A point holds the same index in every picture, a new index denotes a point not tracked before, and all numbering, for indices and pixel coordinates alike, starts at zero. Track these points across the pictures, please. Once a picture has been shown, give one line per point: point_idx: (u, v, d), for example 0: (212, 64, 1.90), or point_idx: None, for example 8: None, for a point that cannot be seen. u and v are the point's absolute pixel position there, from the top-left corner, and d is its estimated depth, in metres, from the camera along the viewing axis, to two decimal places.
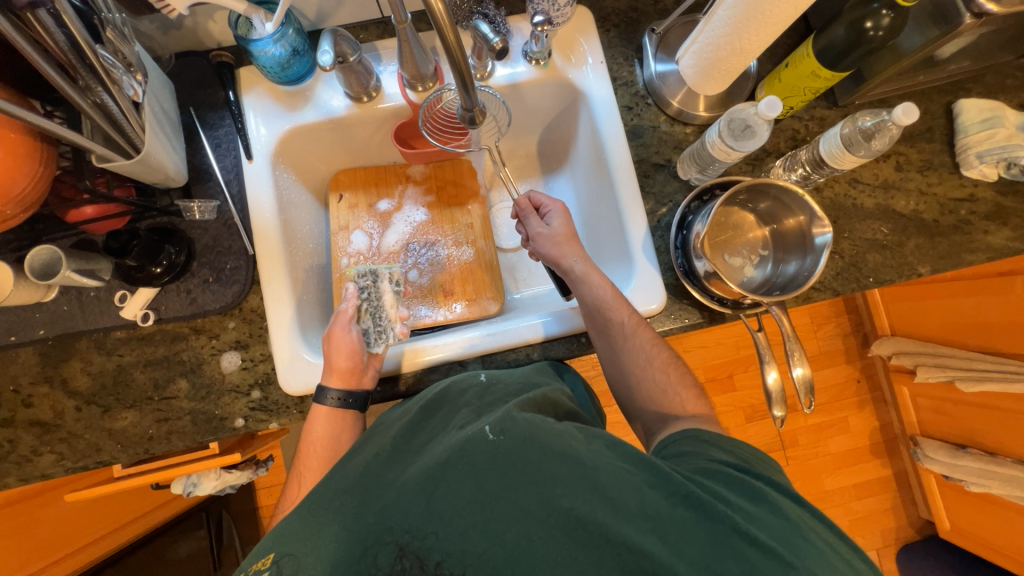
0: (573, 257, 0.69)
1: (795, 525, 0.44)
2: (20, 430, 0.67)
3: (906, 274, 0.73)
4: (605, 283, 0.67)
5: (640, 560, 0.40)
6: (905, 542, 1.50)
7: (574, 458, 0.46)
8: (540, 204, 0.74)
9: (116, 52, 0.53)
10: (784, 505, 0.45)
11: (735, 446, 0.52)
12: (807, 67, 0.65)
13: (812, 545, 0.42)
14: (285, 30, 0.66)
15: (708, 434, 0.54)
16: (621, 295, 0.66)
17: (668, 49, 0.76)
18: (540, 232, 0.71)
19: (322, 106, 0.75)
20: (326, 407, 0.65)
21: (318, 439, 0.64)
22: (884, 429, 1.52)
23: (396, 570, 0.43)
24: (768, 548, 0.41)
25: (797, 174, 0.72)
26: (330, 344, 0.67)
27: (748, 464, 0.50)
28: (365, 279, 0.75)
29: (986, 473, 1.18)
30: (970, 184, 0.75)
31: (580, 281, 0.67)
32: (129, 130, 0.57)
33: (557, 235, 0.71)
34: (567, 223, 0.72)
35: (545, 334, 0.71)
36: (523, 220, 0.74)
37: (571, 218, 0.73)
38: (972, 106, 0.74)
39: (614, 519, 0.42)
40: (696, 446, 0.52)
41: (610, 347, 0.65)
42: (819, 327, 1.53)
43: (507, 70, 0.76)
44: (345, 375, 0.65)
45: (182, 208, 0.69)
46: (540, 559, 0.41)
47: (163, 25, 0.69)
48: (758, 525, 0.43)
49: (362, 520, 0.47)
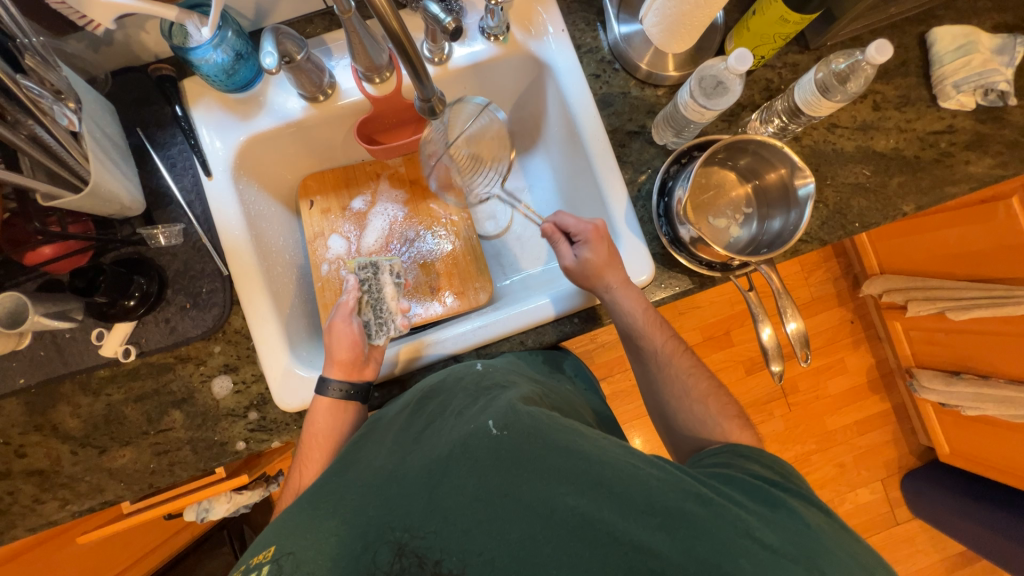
0: (606, 287, 0.65)
1: (814, 532, 0.44)
2: (18, 481, 0.66)
3: (891, 215, 0.73)
4: (638, 314, 0.65)
5: (645, 559, 0.41)
6: (908, 469, 1.55)
7: (579, 453, 0.46)
8: (570, 229, 0.68)
9: (41, 81, 0.50)
10: (804, 512, 0.46)
11: (771, 460, 0.54)
12: (774, 12, 0.62)
13: (832, 551, 0.42)
14: (223, 33, 0.62)
15: (743, 448, 0.55)
16: (653, 319, 0.66)
17: (630, 9, 0.73)
18: (569, 264, 0.67)
19: (276, 110, 0.71)
20: (328, 399, 0.64)
21: (320, 430, 0.64)
22: (880, 365, 1.56)
23: (396, 569, 0.44)
24: (782, 552, 0.41)
25: (774, 125, 0.70)
26: (330, 336, 0.67)
27: (780, 478, 0.51)
28: (366, 272, 0.74)
29: (981, 396, 1.21)
30: (948, 116, 0.74)
31: (614, 309, 0.66)
32: (71, 162, 0.53)
33: (586, 267, 0.65)
34: (599, 252, 0.65)
35: (557, 312, 0.70)
36: (553, 246, 0.70)
37: (606, 242, 0.66)
38: (946, 33, 0.72)
39: (620, 517, 0.42)
40: (732, 459, 0.54)
41: (647, 376, 0.69)
42: (809, 275, 1.54)
43: (465, 50, 0.72)
44: (346, 367, 0.65)
45: (146, 235, 0.66)
46: (542, 557, 0.41)
47: (92, 43, 0.64)
48: (772, 528, 0.43)
49: (362, 515, 0.47)
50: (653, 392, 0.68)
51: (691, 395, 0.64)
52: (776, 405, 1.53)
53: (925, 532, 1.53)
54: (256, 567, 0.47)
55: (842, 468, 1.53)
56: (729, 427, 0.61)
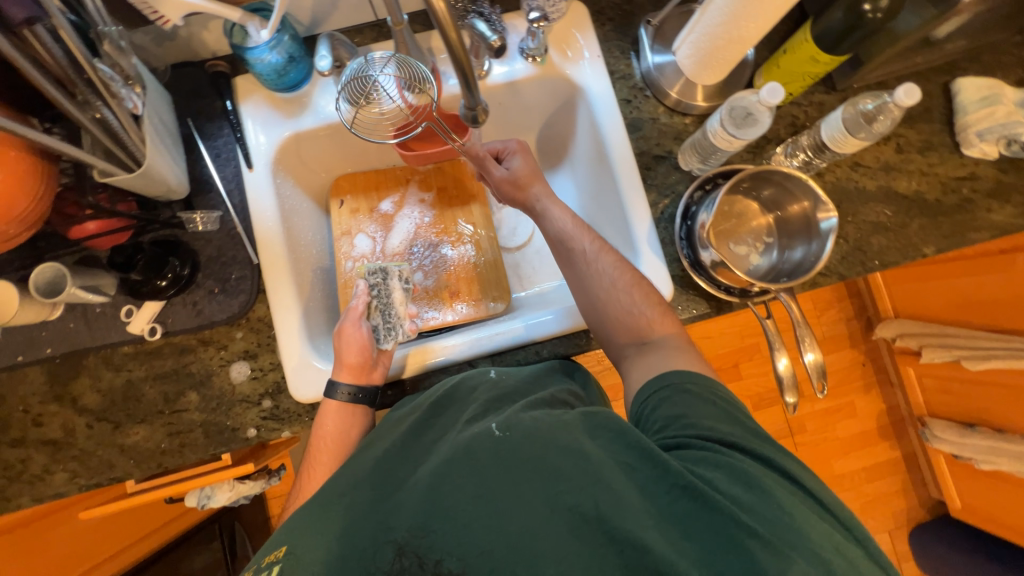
0: (537, 194, 0.71)
1: (790, 512, 0.42)
2: (31, 449, 0.67)
3: (911, 255, 0.73)
4: (567, 219, 0.69)
5: (642, 556, 0.39)
6: (916, 522, 1.50)
7: (576, 450, 0.46)
8: (498, 148, 0.73)
9: (113, 65, 0.54)
10: (779, 490, 0.44)
11: (736, 415, 0.51)
12: (806, 52, 0.65)
13: (809, 533, 0.41)
14: (280, 37, 0.66)
15: (701, 391, 0.53)
16: (582, 222, 0.69)
17: (665, 40, 0.76)
18: (502, 177, 0.71)
19: (320, 112, 0.74)
20: (336, 402, 0.65)
21: (329, 434, 0.64)
22: (891, 411, 1.53)
23: (396, 568, 0.43)
24: (765, 539, 0.40)
25: (798, 159, 0.72)
26: (340, 339, 0.68)
27: (746, 439, 0.48)
28: (376, 277, 0.75)
29: (995, 450, 1.18)
30: (971, 163, 0.75)
31: (542, 216, 0.70)
32: (129, 144, 0.56)
33: (518, 177, 0.71)
34: (528, 163, 0.72)
35: (527, 334, 0.71)
36: (482, 166, 0.72)
37: (530, 155, 0.73)
38: (970, 84, 0.74)
39: (615, 512, 0.42)
40: (684, 408, 0.52)
41: (576, 275, 0.67)
42: (822, 313, 1.53)
43: (504, 68, 0.75)
44: (355, 370, 0.66)
45: (185, 219, 0.69)
46: (541, 552, 0.41)
47: (157, 37, 0.68)
48: (757, 519, 0.41)
49: (367, 516, 0.48)
50: (583, 292, 0.66)
51: (619, 284, 0.64)
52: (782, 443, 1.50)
53: None
54: (267, 566, 0.47)
55: None
56: (654, 315, 0.63)
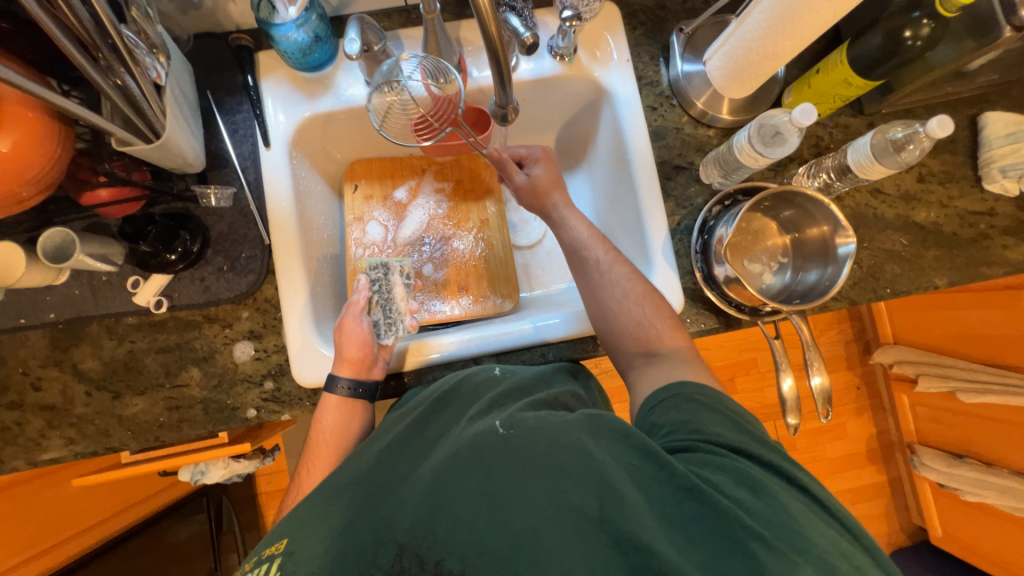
0: (557, 203, 0.73)
1: (795, 517, 0.42)
2: (29, 413, 0.67)
3: (923, 286, 0.73)
4: (584, 229, 0.71)
5: (645, 556, 0.39)
6: (896, 546, 1.52)
7: (580, 451, 0.46)
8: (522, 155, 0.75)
9: (139, 33, 0.53)
10: (785, 495, 0.44)
11: (737, 416, 0.52)
12: (839, 74, 0.65)
13: (815, 538, 0.40)
14: (308, 15, 0.65)
15: (700, 396, 0.53)
16: (598, 234, 0.71)
17: (695, 49, 0.75)
18: (523, 184, 0.73)
19: (341, 95, 0.73)
20: (336, 397, 0.65)
21: (328, 428, 0.64)
22: (881, 436, 1.54)
23: (396, 569, 0.43)
24: (770, 542, 0.39)
25: (820, 180, 0.72)
26: (340, 334, 0.67)
27: (749, 443, 0.48)
28: (377, 272, 0.74)
29: (983, 483, 1.19)
30: (991, 199, 0.75)
31: (560, 226, 0.72)
32: (149, 114, 0.55)
33: (539, 185, 0.73)
34: (549, 171, 0.74)
35: (537, 337, 0.71)
36: (505, 171, 0.74)
37: (553, 163, 0.75)
38: (998, 119, 0.74)
39: (618, 511, 0.41)
40: (688, 414, 0.52)
41: (590, 286, 0.68)
42: (823, 333, 1.54)
43: (532, 65, 0.74)
44: (355, 365, 0.65)
45: (199, 194, 0.68)
46: (543, 550, 0.40)
47: (182, 5, 0.67)
48: (760, 520, 0.41)
49: (370, 512, 0.48)
50: (597, 303, 0.67)
51: (631, 297, 0.65)
52: None
53: None
54: (268, 558, 0.47)
55: None
56: (665, 330, 0.64)
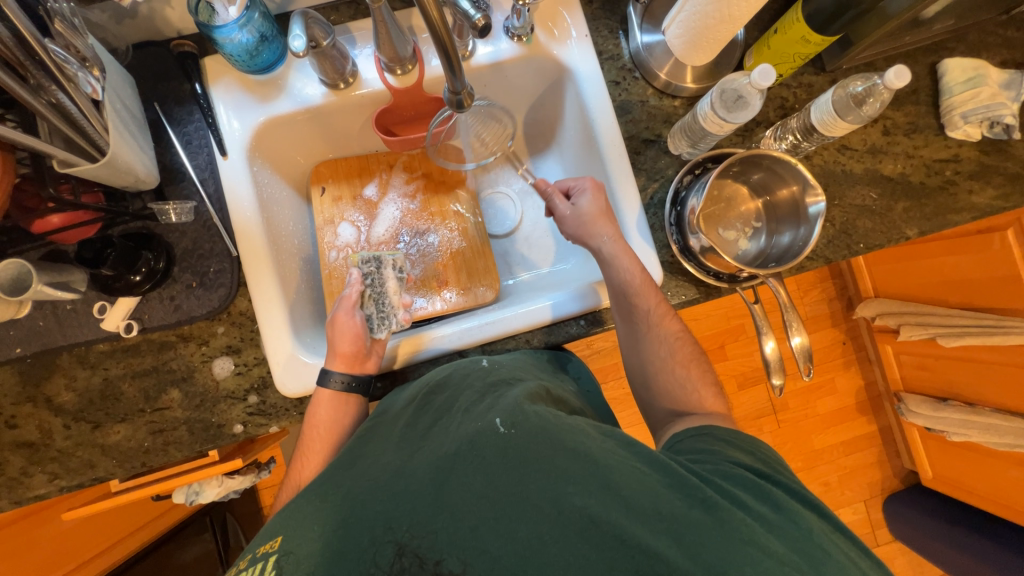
0: (602, 236, 0.66)
1: (815, 537, 0.43)
2: (7, 452, 0.65)
3: (895, 238, 0.74)
4: (636, 278, 0.64)
5: (652, 562, 0.40)
6: (890, 492, 1.57)
7: (586, 455, 0.46)
8: (569, 185, 0.70)
9: (67, 46, 0.50)
10: (803, 516, 0.45)
11: (753, 445, 0.52)
12: (796, 32, 0.64)
13: (832, 558, 0.41)
14: (250, 14, 0.62)
15: (720, 431, 0.54)
16: (651, 283, 0.65)
17: (654, 19, 0.74)
18: (566, 214, 0.68)
19: (296, 95, 0.71)
20: (330, 391, 0.64)
21: (322, 422, 0.63)
22: (869, 387, 1.58)
23: (396, 569, 0.43)
24: (787, 561, 0.40)
25: (787, 142, 0.71)
26: (332, 329, 0.66)
27: (768, 469, 0.49)
28: (370, 266, 0.73)
29: (967, 423, 1.23)
30: (955, 145, 0.76)
31: (609, 264, 0.65)
32: (90, 130, 0.53)
33: (584, 215, 0.67)
34: (597, 201, 0.67)
35: (555, 315, 0.70)
36: (549, 201, 0.71)
37: (603, 193, 0.68)
38: (956, 65, 0.74)
39: (626, 519, 0.42)
40: (714, 444, 0.52)
41: (632, 334, 0.65)
42: (806, 294, 1.56)
43: (488, 49, 0.73)
44: (349, 359, 0.65)
45: (157, 211, 0.66)
46: (549, 556, 0.41)
47: (116, 14, 0.64)
48: (777, 536, 0.42)
49: (367, 507, 0.47)
50: (635, 349, 0.65)
51: (674, 357, 0.64)
52: (766, 420, 1.54)
53: (903, 555, 1.55)
54: (262, 555, 0.48)
55: (827, 487, 1.55)
56: (702, 393, 0.62)
